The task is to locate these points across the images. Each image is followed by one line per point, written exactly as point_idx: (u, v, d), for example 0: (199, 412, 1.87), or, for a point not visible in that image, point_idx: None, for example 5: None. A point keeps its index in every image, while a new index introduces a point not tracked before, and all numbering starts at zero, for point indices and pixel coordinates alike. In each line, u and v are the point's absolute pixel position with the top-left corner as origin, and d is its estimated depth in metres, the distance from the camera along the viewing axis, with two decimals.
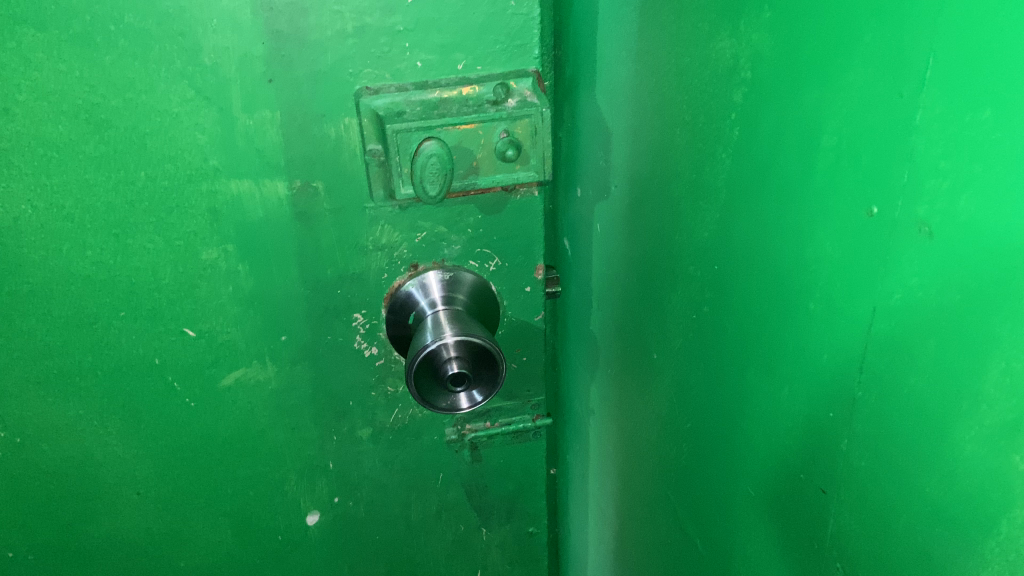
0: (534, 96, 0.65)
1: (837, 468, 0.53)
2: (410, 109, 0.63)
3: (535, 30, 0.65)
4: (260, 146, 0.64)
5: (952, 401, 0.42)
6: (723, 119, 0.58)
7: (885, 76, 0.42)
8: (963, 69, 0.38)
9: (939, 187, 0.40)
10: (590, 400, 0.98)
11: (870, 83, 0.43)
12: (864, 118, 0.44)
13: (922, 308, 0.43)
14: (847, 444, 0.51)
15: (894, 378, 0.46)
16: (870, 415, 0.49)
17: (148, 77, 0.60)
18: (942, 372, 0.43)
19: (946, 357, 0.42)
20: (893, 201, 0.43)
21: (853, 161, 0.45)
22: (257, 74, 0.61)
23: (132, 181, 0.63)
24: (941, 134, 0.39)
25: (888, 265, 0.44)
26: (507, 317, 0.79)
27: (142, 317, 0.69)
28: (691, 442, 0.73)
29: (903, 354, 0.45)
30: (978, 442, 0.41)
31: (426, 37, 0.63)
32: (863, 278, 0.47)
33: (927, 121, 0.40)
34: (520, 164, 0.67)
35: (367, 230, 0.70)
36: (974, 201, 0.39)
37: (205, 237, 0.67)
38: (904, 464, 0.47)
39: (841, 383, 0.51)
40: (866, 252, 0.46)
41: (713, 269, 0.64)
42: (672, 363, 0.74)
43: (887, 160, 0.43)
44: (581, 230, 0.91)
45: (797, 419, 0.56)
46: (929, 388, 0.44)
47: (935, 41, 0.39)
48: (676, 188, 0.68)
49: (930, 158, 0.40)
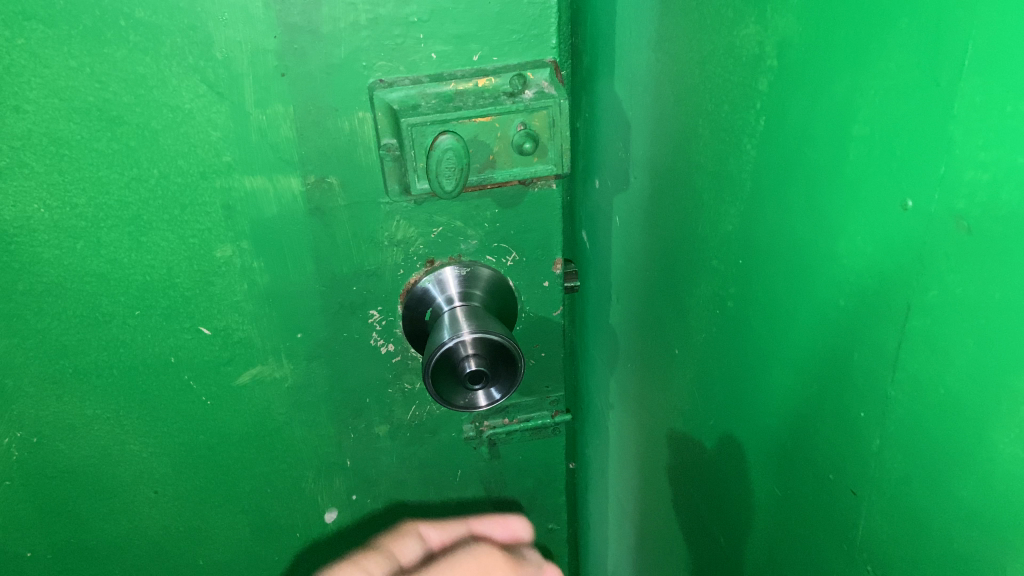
0: (552, 87, 0.64)
1: (869, 470, 0.51)
2: (425, 102, 0.62)
3: (552, 19, 0.63)
4: (274, 141, 0.63)
5: (991, 403, 0.41)
6: (748, 108, 0.57)
7: (920, 63, 0.40)
8: (1002, 57, 0.35)
9: (978, 180, 0.38)
10: (609, 395, 0.97)
11: (906, 69, 0.41)
12: (898, 106, 0.42)
13: (958, 307, 0.41)
14: (879, 445, 0.50)
15: (929, 378, 0.44)
16: (903, 415, 0.47)
17: (160, 72, 0.59)
18: (980, 373, 0.41)
19: (982, 360, 0.40)
20: (930, 195, 0.41)
21: (887, 151, 0.43)
22: (270, 68, 0.60)
23: (145, 177, 0.62)
24: (981, 124, 0.37)
25: (924, 260, 0.43)
26: (524, 312, 0.78)
27: (158, 315, 0.68)
28: (714, 439, 0.72)
29: (938, 353, 0.43)
30: (1017, 446, 0.39)
31: (441, 29, 0.62)
32: (897, 273, 0.45)
33: (965, 111, 0.38)
34: (538, 157, 0.65)
35: (383, 226, 0.69)
36: (1015, 195, 0.37)
37: (219, 234, 0.66)
38: (938, 465, 0.45)
39: (873, 380, 0.49)
40: (900, 247, 0.44)
41: (737, 262, 0.62)
42: (695, 359, 0.73)
43: (924, 150, 0.41)
44: (600, 222, 0.89)
45: (826, 417, 0.54)
46: (966, 388, 0.42)
47: (973, 27, 0.37)
48: (698, 180, 0.66)
49: (969, 149, 0.38)
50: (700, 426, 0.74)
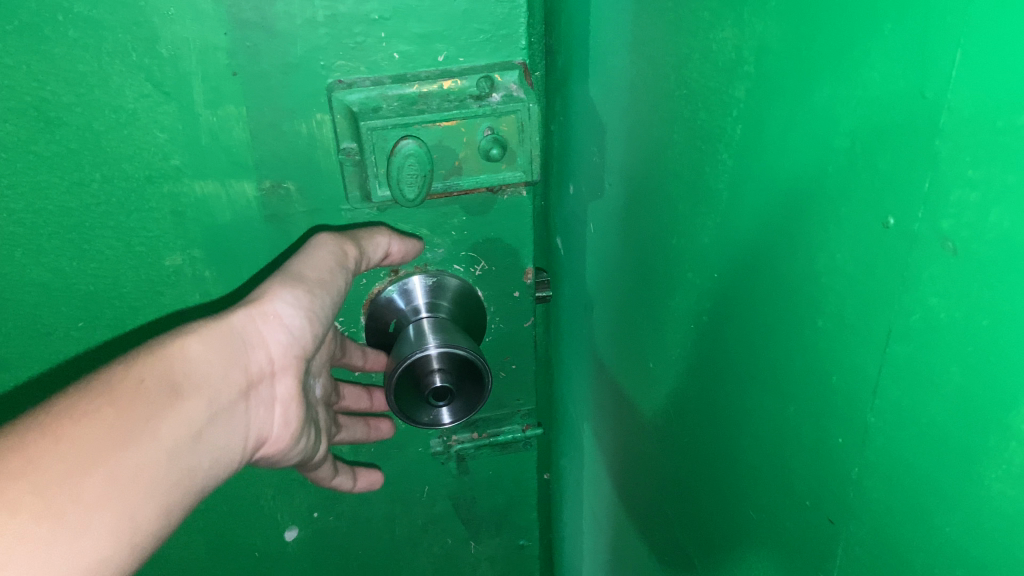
0: (521, 90, 0.61)
1: (847, 499, 0.49)
2: (387, 104, 0.59)
3: (521, 19, 0.60)
4: (227, 144, 0.60)
5: (978, 435, 0.38)
6: (726, 116, 0.54)
7: (905, 72, 0.37)
8: (997, 67, 0.33)
9: (967, 199, 0.36)
10: (584, 406, 0.94)
11: (889, 78, 0.38)
12: (881, 117, 0.39)
13: (944, 332, 0.39)
14: (858, 473, 0.47)
15: (911, 405, 0.42)
16: (884, 443, 0.45)
17: (102, 70, 0.55)
18: (967, 403, 0.38)
19: (968, 390, 0.38)
20: (913, 213, 0.39)
21: (869, 165, 0.41)
22: (221, 66, 0.57)
23: (88, 182, 0.59)
24: (970, 139, 0.35)
25: (907, 281, 0.40)
26: (494, 324, 0.74)
27: (103, 327, 0.65)
28: (690, 457, 0.69)
29: (922, 381, 0.41)
30: (1007, 481, 0.37)
31: (405, 26, 0.58)
32: (879, 294, 0.42)
33: (954, 125, 0.35)
34: (506, 163, 0.62)
35: (344, 233, 0.66)
36: (1008, 216, 0.34)
37: (168, 241, 0.62)
38: (921, 498, 0.43)
39: (853, 408, 0.46)
40: (883, 266, 0.42)
41: (713, 276, 0.59)
42: (671, 373, 0.70)
43: (909, 165, 0.38)
44: (575, 228, 0.86)
45: (801, 439, 0.52)
46: (951, 418, 0.39)
47: (963, 35, 0.34)
48: (674, 188, 0.63)
49: (957, 165, 0.36)
50: (676, 442, 0.72)
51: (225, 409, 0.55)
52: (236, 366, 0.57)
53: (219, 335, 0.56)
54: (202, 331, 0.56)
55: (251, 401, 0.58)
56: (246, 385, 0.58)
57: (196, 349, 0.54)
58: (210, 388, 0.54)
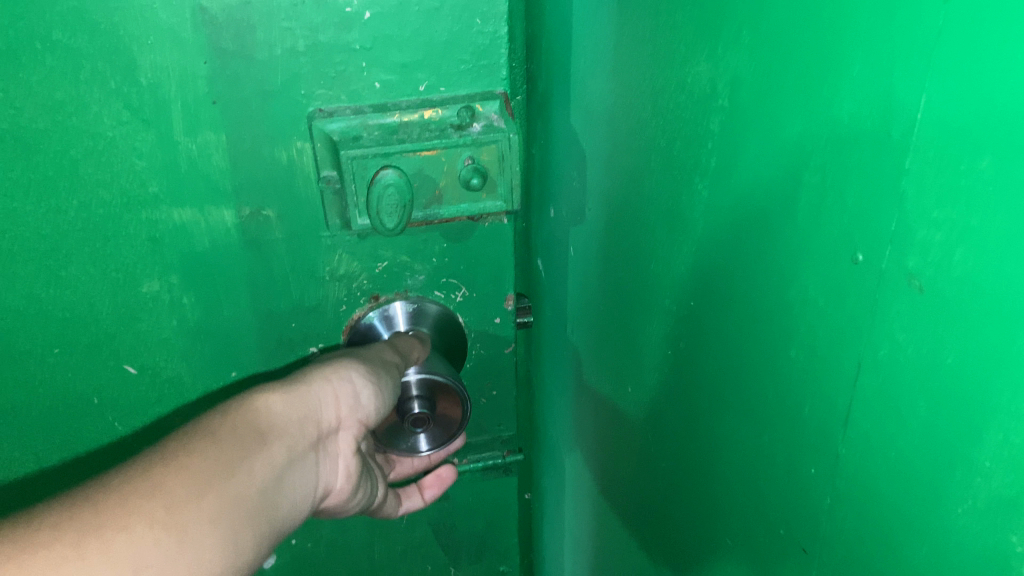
0: (501, 121, 0.61)
1: (820, 528, 0.49)
2: (368, 133, 0.59)
3: (503, 50, 0.60)
4: (206, 171, 0.59)
5: (945, 468, 0.38)
6: (701, 147, 0.54)
7: (873, 112, 0.38)
8: (962, 111, 0.33)
9: (932, 238, 0.36)
10: (565, 427, 0.94)
11: (859, 117, 0.39)
12: (851, 155, 0.40)
13: (910, 367, 0.39)
14: (830, 503, 0.47)
15: (881, 437, 0.42)
16: (854, 472, 0.45)
17: (80, 97, 0.55)
18: (935, 437, 0.38)
19: (936, 421, 0.38)
20: (882, 250, 0.39)
21: (838, 201, 0.41)
22: (201, 94, 0.57)
23: (64, 209, 0.58)
24: (934, 177, 0.35)
25: (877, 316, 0.40)
26: (475, 350, 0.74)
27: (78, 353, 0.64)
28: (668, 481, 0.69)
29: (891, 414, 0.41)
30: (973, 515, 0.36)
31: (386, 55, 0.59)
32: (848, 328, 0.42)
33: (919, 165, 0.36)
34: (487, 193, 0.62)
35: (324, 260, 0.65)
36: (970, 256, 0.34)
37: (145, 267, 0.62)
38: (891, 528, 0.43)
39: (828, 437, 0.46)
40: (853, 299, 0.42)
41: (689, 303, 0.60)
42: (649, 397, 0.70)
43: (878, 202, 0.39)
44: (556, 250, 0.86)
45: (778, 466, 0.52)
46: (919, 451, 0.39)
47: (928, 79, 0.34)
48: (651, 215, 0.64)
49: (922, 205, 0.36)
50: (656, 467, 0.71)
51: (294, 465, 0.51)
52: (310, 423, 0.54)
53: (296, 391, 0.54)
54: (279, 387, 0.54)
55: (321, 455, 0.55)
56: (315, 439, 0.54)
57: (274, 402, 0.52)
58: (291, 438, 0.52)
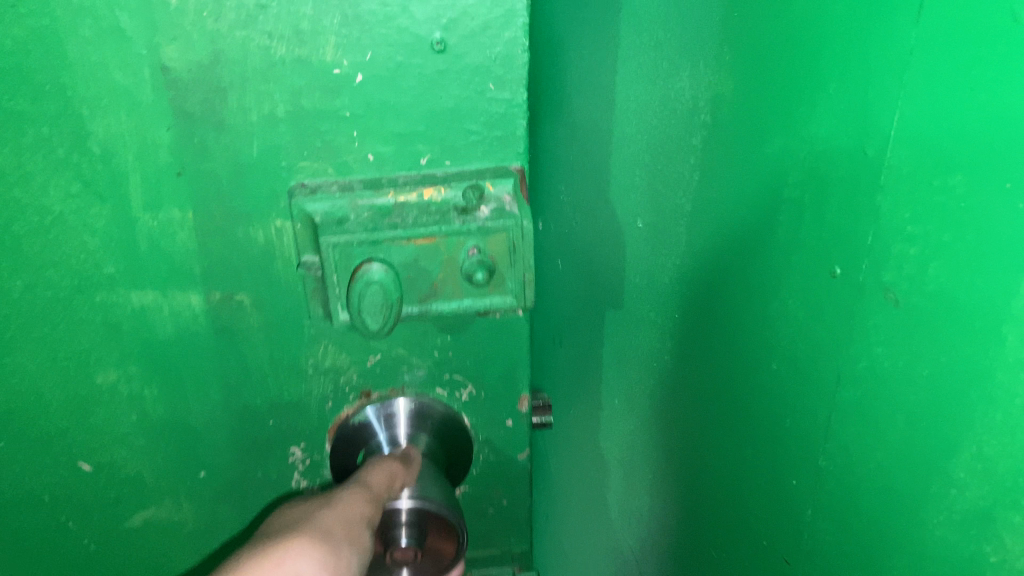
0: (514, 203, 0.51)
1: (925, 533, 0.46)
2: (355, 214, 0.50)
3: (519, 120, 0.51)
4: (169, 250, 0.51)
5: (970, 417, 0.41)
6: (786, 142, 0.51)
7: (992, 9, 0.36)
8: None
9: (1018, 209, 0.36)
10: (612, 445, 0.88)
11: (984, 25, 0.36)
12: (971, 60, 0.37)
13: (983, 227, 0.38)
14: (963, 482, 0.42)
15: (989, 368, 0.39)
16: (973, 456, 0.41)
17: (22, 167, 0.47)
18: (971, 373, 0.40)
19: (973, 359, 0.40)
20: (1003, 180, 0.37)
21: (974, 98, 0.37)
22: (162, 165, 0.49)
23: (6, 290, 0.51)
24: (1011, 90, 0.35)
25: (985, 265, 0.39)
26: (483, 454, 0.64)
27: (26, 446, 0.56)
28: (755, 495, 0.64)
29: (1000, 298, 0.38)
30: None
31: (378, 122, 0.50)
32: (973, 225, 0.39)
33: (982, 126, 0.37)
34: (493, 288, 0.52)
35: (306, 351, 0.56)
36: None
37: (100, 355, 0.54)
38: (992, 516, 0.41)
39: (831, 353, 0.50)
40: (980, 267, 0.39)
41: (804, 316, 0.52)
42: (748, 432, 0.63)
43: (1001, 75, 0.36)
44: (578, 261, 0.82)
45: (898, 495, 0.47)
46: (991, 424, 0.40)
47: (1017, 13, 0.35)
48: (721, 243, 0.61)
49: (997, 174, 0.37)
50: (696, 434, 0.72)
51: None
52: None
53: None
54: None
55: None
56: None
57: None
58: None
